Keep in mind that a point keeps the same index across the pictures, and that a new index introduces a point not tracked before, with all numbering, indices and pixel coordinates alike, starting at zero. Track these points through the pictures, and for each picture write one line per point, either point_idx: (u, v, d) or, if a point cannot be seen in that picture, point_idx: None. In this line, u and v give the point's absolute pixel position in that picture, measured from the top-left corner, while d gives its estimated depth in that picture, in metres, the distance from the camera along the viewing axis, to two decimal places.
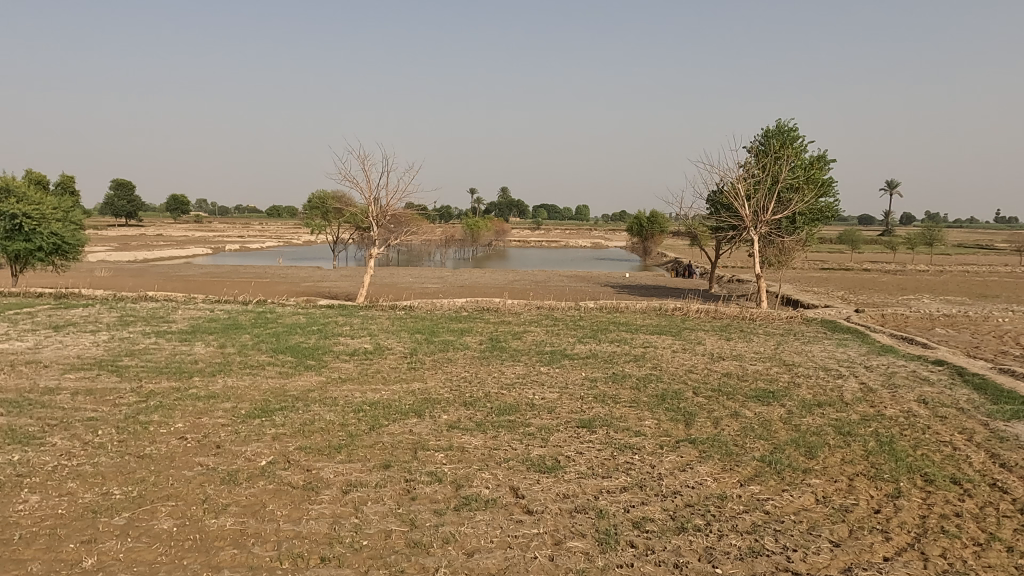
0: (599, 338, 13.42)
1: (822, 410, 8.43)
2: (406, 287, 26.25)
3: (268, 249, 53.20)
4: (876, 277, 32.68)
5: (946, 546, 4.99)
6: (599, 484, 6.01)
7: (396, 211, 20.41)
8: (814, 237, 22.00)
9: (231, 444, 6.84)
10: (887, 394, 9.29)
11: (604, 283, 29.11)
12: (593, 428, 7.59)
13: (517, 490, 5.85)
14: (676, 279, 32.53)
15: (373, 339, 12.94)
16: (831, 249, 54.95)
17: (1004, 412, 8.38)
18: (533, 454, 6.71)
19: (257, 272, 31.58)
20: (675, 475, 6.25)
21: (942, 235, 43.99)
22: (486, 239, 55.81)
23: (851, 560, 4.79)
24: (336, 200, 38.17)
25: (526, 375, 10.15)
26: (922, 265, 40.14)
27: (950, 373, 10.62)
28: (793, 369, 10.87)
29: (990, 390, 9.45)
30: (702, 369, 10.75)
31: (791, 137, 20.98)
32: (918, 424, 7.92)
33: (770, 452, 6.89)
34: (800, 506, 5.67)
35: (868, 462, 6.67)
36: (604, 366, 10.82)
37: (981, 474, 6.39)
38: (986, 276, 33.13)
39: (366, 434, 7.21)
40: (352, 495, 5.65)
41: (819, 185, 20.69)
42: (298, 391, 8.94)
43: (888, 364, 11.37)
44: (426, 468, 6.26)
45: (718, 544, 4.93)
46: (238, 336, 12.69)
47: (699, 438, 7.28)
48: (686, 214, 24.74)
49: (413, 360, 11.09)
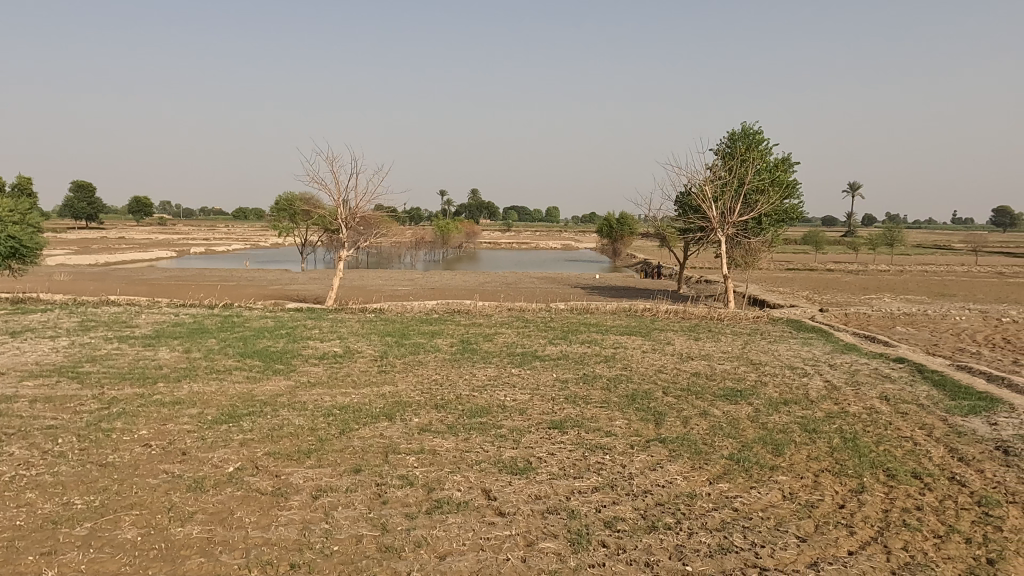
0: (570, 340, 13.46)
1: (788, 408, 8.58)
2: (378, 287, 27.13)
3: (236, 253, 52.39)
4: (841, 278, 33.28)
5: (907, 539, 5.12)
6: (571, 484, 6.02)
7: (365, 212, 20.15)
8: (780, 239, 22.39)
9: (197, 450, 6.71)
10: (850, 392, 9.50)
11: (574, 285, 29.25)
12: (564, 429, 7.61)
13: (488, 493, 5.85)
14: (646, 280, 32.80)
15: (343, 342, 12.82)
16: (796, 250, 55.96)
17: (962, 408, 8.63)
18: (505, 456, 6.72)
19: (225, 276, 30.76)
20: (645, 475, 6.30)
21: (903, 236, 45.09)
22: (457, 242, 55.59)
23: (817, 554, 4.87)
24: (304, 202, 37.69)
25: (497, 377, 10.15)
26: (886, 265, 40.86)
27: (911, 370, 10.89)
28: (760, 368, 11.04)
29: (948, 387, 9.71)
30: (672, 369, 10.87)
31: (756, 140, 21.25)
32: (881, 421, 8.10)
33: (738, 450, 6.99)
34: (767, 503, 5.76)
35: (832, 458, 6.82)
36: (576, 368, 10.87)
37: (940, 469, 6.55)
38: (944, 276, 34.18)
39: (336, 438, 7.13)
40: (321, 500, 5.59)
41: (783, 187, 21.02)
42: (266, 395, 8.80)
43: (852, 362, 11.62)
44: (397, 471, 6.22)
45: (688, 542, 4.98)
46: (204, 341, 12.42)
47: (669, 437, 7.35)
48: (654, 216, 24.95)
49: (383, 363, 10.99)
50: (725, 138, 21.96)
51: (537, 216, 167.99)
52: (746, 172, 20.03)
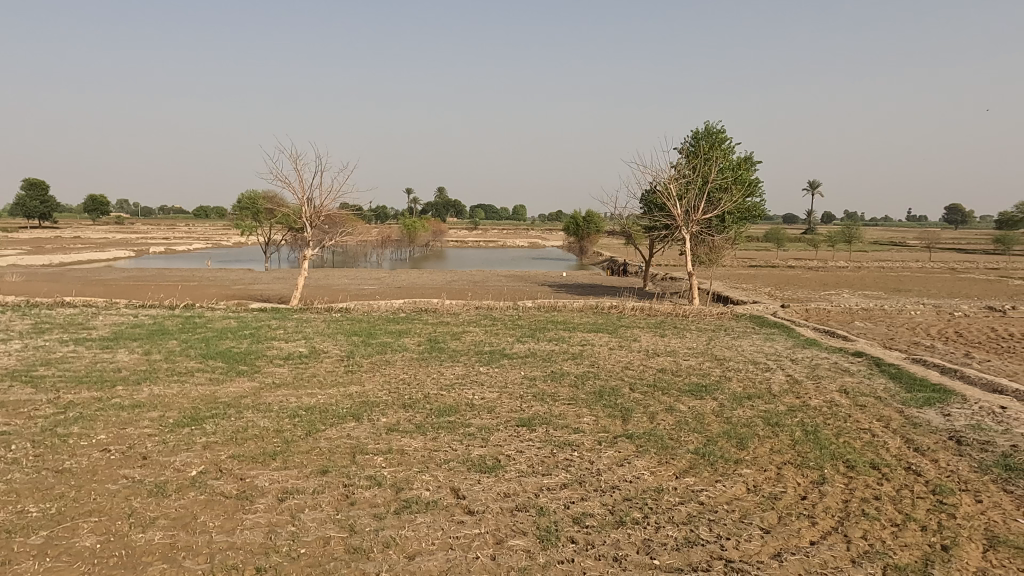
0: (538, 338, 13.51)
1: (751, 402, 8.75)
2: (343, 287, 26.53)
3: (197, 252, 51.32)
4: (801, 275, 34.00)
5: (867, 528, 5.26)
6: (539, 482, 6.05)
7: (330, 211, 19.90)
8: (742, 236, 22.78)
9: (158, 454, 6.56)
10: (811, 385, 9.74)
11: (541, 283, 29.34)
12: (533, 427, 7.64)
13: (457, 491, 5.84)
14: (612, 278, 33.08)
15: (308, 342, 12.66)
16: (758, 247, 57.05)
17: (917, 399, 8.90)
18: (474, 454, 6.71)
19: (186, 275, 30.12)
20: (613, 470, 6.36)
21: (860, 233, 46.27)
22: (424, 240, 55.35)
23: (780, 545, 4.98)
24: (267, 201, 37.10)
25: (465, 375, 10.14)
26: (844, 261, 41.89)
27: (868, 364, 11.19)
28: (724, 364, 11.23)
29: (904, 379, 10.01)
30: (638, 366, 10.99)
31: (719, 139, 21.57)
32: (840, 413, 8.31)
33: (703, 445, 7.10)
34: (732, 496, 5.86)
35: (794, 451, 6.97)
36: (543, 365, 10.91)
37: (897, 459, 6.75)
38: (900, 272, 35.18)
39: (302, 439, 7.05)
40: (288, 502, 5.51)
41: (746, 186, 21.37)
42: (229, 397, 8.65)
43: (812, 356, 11.89)
44: (365, 472, 6.17)
45: (655, 536, 5.05)
46: (165, 343, 12.15)
47: (636, 433, 7.43)
48: (620, 214, 25.16)
49: (350, 363, 10.88)
50: (689, 137, 22.24)
51: (503, 214, 168.08)
52: (710, 170, 20.32)
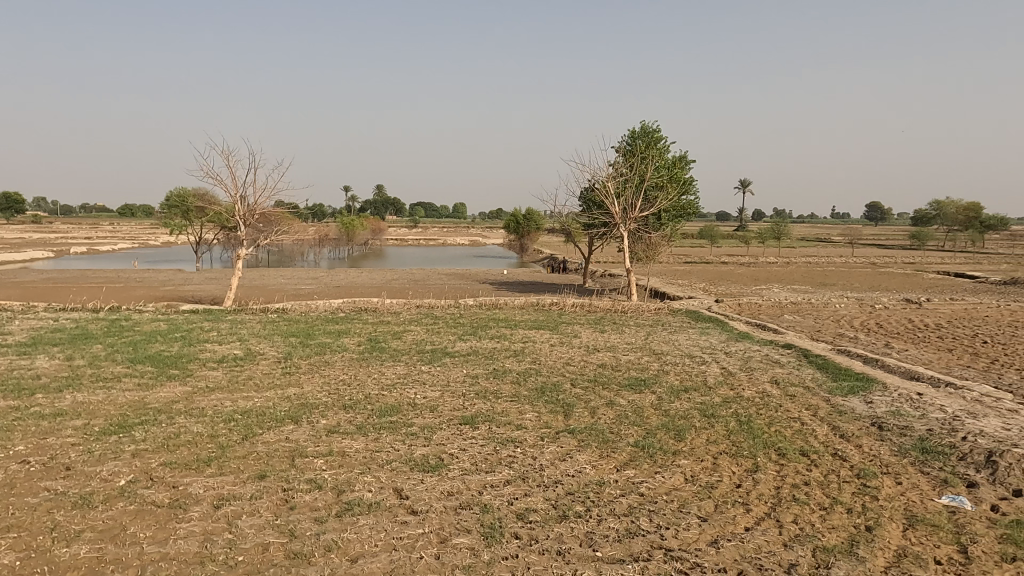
0: (480, 336, 13.51)
1: (688, 395, 9.00)
2: (279, 287, 25.78)
3: (122, 252, 49.04)
4: (733, 270, 35.12)
5: (797, 512, 5.48)
6: (483, 479, 6.06)
7: (264, 209, 19.35)
8: (678, 233, 23.34)
9: (83, 464, 6.26)
10: (744, 377, 10.09)
11: (482, 281, 29.34)
12: (476, 424, 7.64)
13: (400, 492, 5.79)
14: (553, 275, 33.38)
15: (244, 344, 12.31)
16: (693, 244, 58.66)
17: (842, 388, 9.34)
18: (416, 454, 6.67)
19: (110, 277, 28.78)
20: (556, 465, 6.43)
21: (789, 229, 48.12)
22: (363, 238, 54.55)
23: (716, 532, 5.13)
24: (198, 198, 35.81)
25: (406, 374, 10.05)
26: (774, 257, 43.47)
27: (797, 355, 11.67)
28: (661, 358, 11.51)
29: (830, 369, 10.49)
30: (579, 361, 11.14)
31: (654, 138, 22.02)
32: (772, 403, 8.64)
33: (643, 437, 7.27)
34: (671, 486, 6.01)
35: (729, 441, 7.20)
36: (486, 363, 10.93)
37: (824, 446, 7.06)
38: (825, 267, 36.77)
39: (238, 444, 6.85)
40: (224, 509, 5.35)
41: (680, 184, 21.90)
42: (160, 403, 8.32)
43: (745, 349, 12.32)
44: (304, 476, 6.05)
45: (598, 529, 5.13)
46: (89, 348, 11.58)
47: (577, 428, 7.53)
48: (559, 212, 25.38)
49: (288, 365, 10.63)
50: (626, 136, 22.63)
51: (444, 211, 167.23)
52: (646, 169, 20.74)
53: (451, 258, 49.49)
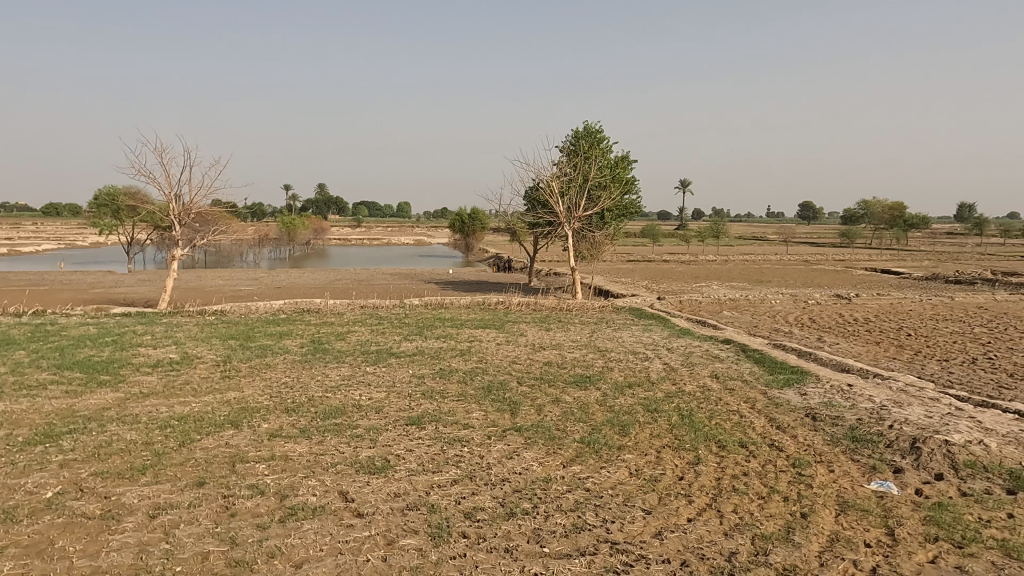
0: (425, 336, 13.41)
1: (632, 391, 9.16)
2: (217, 289, 25.03)
3: (47, 254, 46.64)
4: (674, 268, 35.91)
5: (737, 502, 5.65)
6: (430, 479, 6.03)
7: (200, 208, 18.73)
8: (621, 232, 23.71)
9: (5, 477, 5.94)
10: (686, 372, 10.34)
11: (427, 280, 29.15)
12: (422, 424, 7.59)
13: (346, 495, 5.71)
14: (498, 274, 33.44)
15: (180, 347, 11.89)
16: (636, 243, 59.72)
17: (778, 381, 9.68)
18: (362, 456, 6.58)
19: (34, 279, 27.37)
20: (503, 463, 6.45)
21: (727, 228, 49.49)
22: (305, 238, 53.46)
23: (660, 524, 5.25)
24: (129, 197, 34.40)
25: (351, 376, 9.90)
26: (713, 255, 44.61)
27: (736, 350, 12.03)
28: (606, 355, 11.68)
29: (767, 363, 10.85)
30: (525, 360, 11.19)
31: (597, 138, 22.31)
32: (712, 397, 8.88)
33: (588, 433, 7.36)
34: (616, 481, 6.11)
35: (672, 434, 7.37)
36: (432, 363, 10.87)
37: (762, 437, 7.30)
38: (761, 264, 38.01)
39: (174, 451, 6.62)
40: (160, 519, 5.17)
41: (623, 184, 22.26)
42: (90, 410, 7.96)
43: (686, 345, 12.62)
44: (245, 481, 5.89)
45: (545, 525, 5.17)
46: (11, 354, 10.98)
47: (524, 425, 7.57)
48: (504, 211, 25.43)
49: (227, 368, 10.33)
50: (569, 136, 22.85)
51: (387, 211, 165.42)
52: (590, 169, 20.99)
53: (396, 258, 48.98)
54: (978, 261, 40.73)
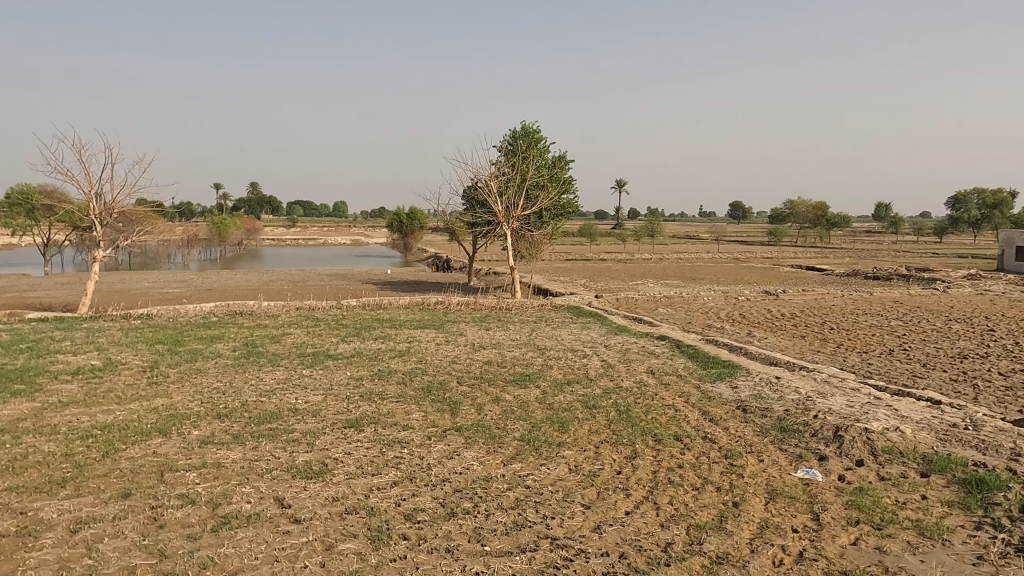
0: (363, 337, 13.22)
1: (571, 388, 9.27)
2: (142, 292, 23.99)
3: None
4: (611, 267, 36.52)
5: (672, 494, 5.79)
6: (370, 482, 5.95)
7: (124, 207, 17.92)
8: (559, 232, 23.95)
9: None
10: (623, 368, 10.54)
11: (365, 281, 28.74)
12: (360, 427, 7.48)
13: (282, 501, 5.57)
14: (437, 274, 33.25)
15: (103, 354, 11.35)
16: (574, 242, 60.43)
17: (710, 375, 9.98)
18: (298, 461, 6.43)
19: None
20: (443, 463, 6.43)
21: (661, 227, 50.63)
22: (237, 238, 51.87)
23: (599, 518, 5.33)
24: (45, 196, 32.59)
25: (286, 379, 9.66)
26: (649, 253, 45.56)
27: (671, 346, 12.33)
28: (545, 353, 11.78)
29: (700, 358, 11.17)
30: (465, 359, 11.18)
31: (535, 138, 22.47)
32: (648, 392, 9.08)
33: (528, 431, 7.40)
34: (556, 477, 6.17)
35: (610, 430, 7.49)
36: (370, 364, 10.72)
37: (696, 430, 7.51)
38: (694, 262, 39.07)
39: (97, 462, 6.31)
40: (82, 534, 4.92)
41: (561, 184, 22.50)
42: (3, 422, 7.50)
43: (623, 342, 12.86)
44: (175, 491, 5.67)
45: (486, 524, 5.18)
46: None
47: (464, 425, 7.56)
48: (443, 211, 25.31)
49: (154, 374, 9.92)
50: (507, 136, 22.93)
51: (323, 211, 162.16)
52: (527, 169, 21.12)
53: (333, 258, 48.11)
54: (895, 258, 43.01)
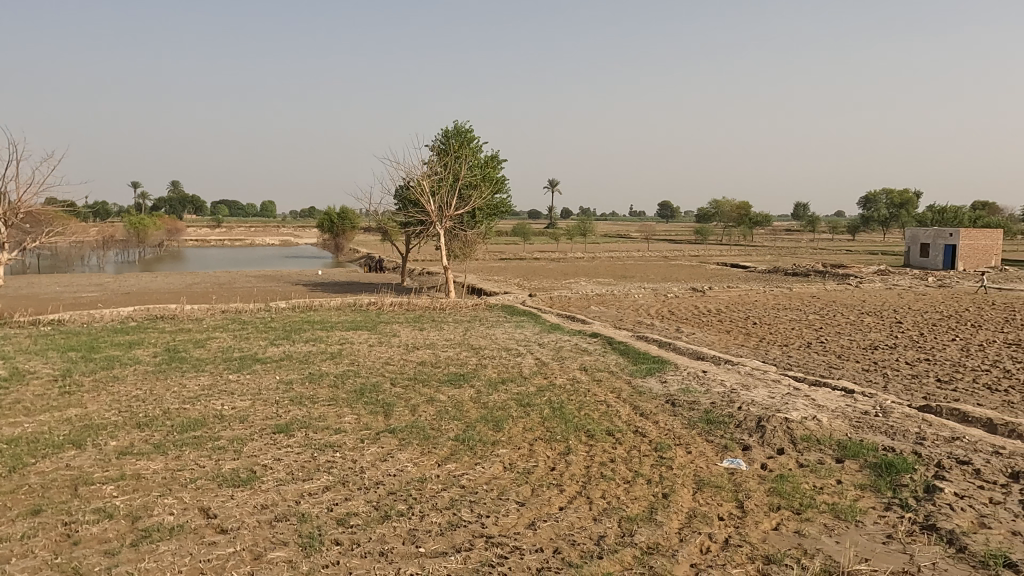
0: (293, 339, 12.89)
1: (505, 387, 9.30)
2: (53, 296, 22.62)
3: None
4: (545, 266, 36.84)
5: (605, 488, 5.90)
6: (300, 488, 5.81)
7: (31, 207, 16.85)
8: (492, 231, 23.99)
9: None
10: (556, 366, 10.65)
11: (295, 282, 28.04)
12: (290, 432, 7.29)
13: (207, 511, 5.37)
14: (370, 275, 32.75)
15: (9, 363, 10.65)
16: (508, 241, 60.66)
17: (641, 370, 10.21)
18: (225, 469, 6.22)
19: None
20: (376, 466, 6.34)
21: (593, 226, 51.40)
22: (157, 239, 49.64)
23: (534, 515, 5.37)
24: None
25: (212, 385, 9.32)
26: (581, 252, 46.19)
27: (603, 343, 12.54)
28: (479, 352, 11.78)
29: (631, 354, 11.40)
30: (398, 360, 11.05)
31: (467, 138, 22.42)
32: (581, 389, 9.20)
33: (463, 431, 7.38)
34: (490, 476, 6.18)
35: (544, 427, 7.55)
36: (300, 367, 10.45)
37: (627, 425, 7.66)
38: (625, 261, 39.86)
39: (2, 479, 5.92)
40: None
41: (493, 183, 22.53)
42: None
43: (556, 340, 12.99)
44: (91, 505, 5.39)
45: (420, 525, 5.14)
46: None
47: (397, 427, 7.47)
48: (375, 210, 24.94)
49: (67, 383, 9.38)
50: (439, 135, 22.79)
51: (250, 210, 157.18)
52: (460, 168, 21.05)
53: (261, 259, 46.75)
54: (812, 255, 45.09)
